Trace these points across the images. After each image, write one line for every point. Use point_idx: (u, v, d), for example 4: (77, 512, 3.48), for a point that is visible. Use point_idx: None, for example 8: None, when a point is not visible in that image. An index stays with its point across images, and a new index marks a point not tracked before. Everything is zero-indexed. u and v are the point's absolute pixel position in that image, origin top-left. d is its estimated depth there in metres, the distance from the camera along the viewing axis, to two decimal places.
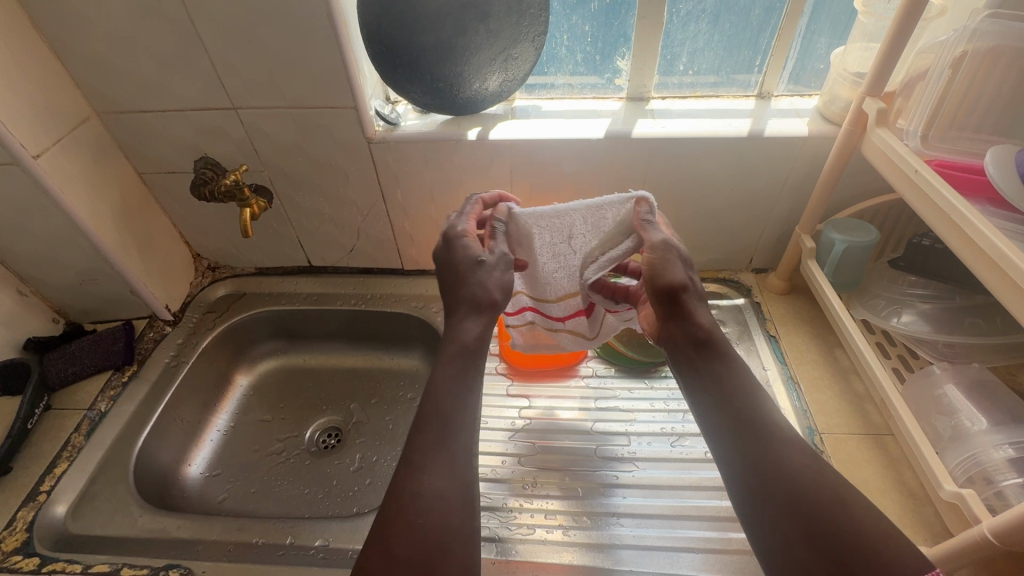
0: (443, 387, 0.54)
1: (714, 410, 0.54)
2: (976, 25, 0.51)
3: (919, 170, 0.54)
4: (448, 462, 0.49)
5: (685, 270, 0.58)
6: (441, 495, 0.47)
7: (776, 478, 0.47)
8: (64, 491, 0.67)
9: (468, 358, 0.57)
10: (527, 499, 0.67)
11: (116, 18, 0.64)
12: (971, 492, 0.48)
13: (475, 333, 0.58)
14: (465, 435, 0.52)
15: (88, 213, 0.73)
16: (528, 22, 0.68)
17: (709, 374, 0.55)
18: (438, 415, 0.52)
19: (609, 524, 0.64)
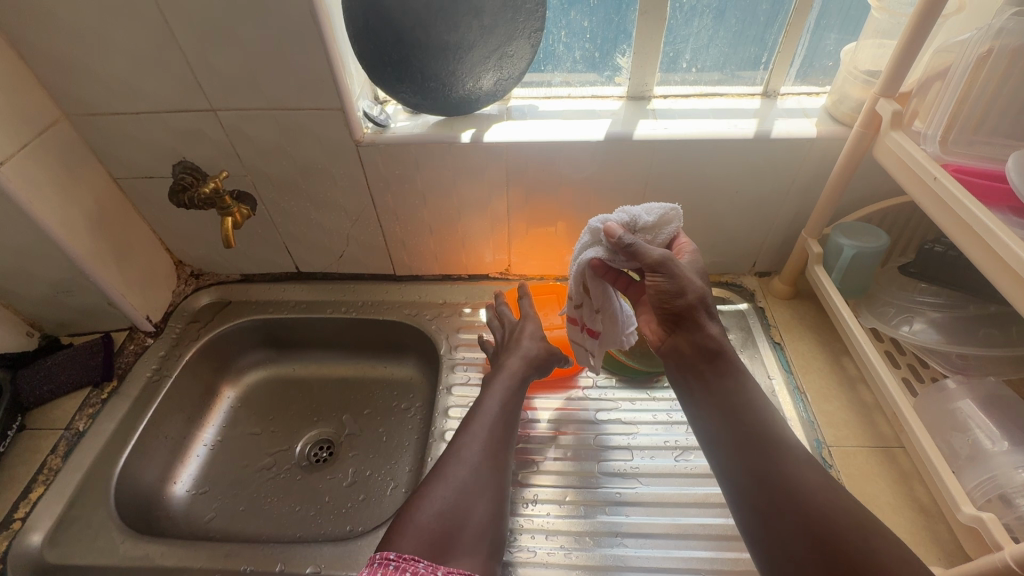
0: (494, 388, 0.67)
1: (721, 424, 0.55)
2: (1003, 23, 0.48)
3: (938, 177, 0.51)
4: (490, 441, 0.62)
5: (693, 285, 0.56)
6: (483, 464, 0.60)
7: (777, 490, 0.50)
8: (40, 518, 0.64)
9: (518, 382, 0.69)
10: (527, 518, 0.64)
11: (82, 15, 0.60)
12: (991, 516, 0.46)
13: (519, 368, 0.69)
14: (508, 427, 0.65)
15: (60, 223, 0.69)
16: (524, 18, 0.65)
17: (719, 398, 0.56)
18: (487, 408, 0.65)
19: (612, 545, 0.61)
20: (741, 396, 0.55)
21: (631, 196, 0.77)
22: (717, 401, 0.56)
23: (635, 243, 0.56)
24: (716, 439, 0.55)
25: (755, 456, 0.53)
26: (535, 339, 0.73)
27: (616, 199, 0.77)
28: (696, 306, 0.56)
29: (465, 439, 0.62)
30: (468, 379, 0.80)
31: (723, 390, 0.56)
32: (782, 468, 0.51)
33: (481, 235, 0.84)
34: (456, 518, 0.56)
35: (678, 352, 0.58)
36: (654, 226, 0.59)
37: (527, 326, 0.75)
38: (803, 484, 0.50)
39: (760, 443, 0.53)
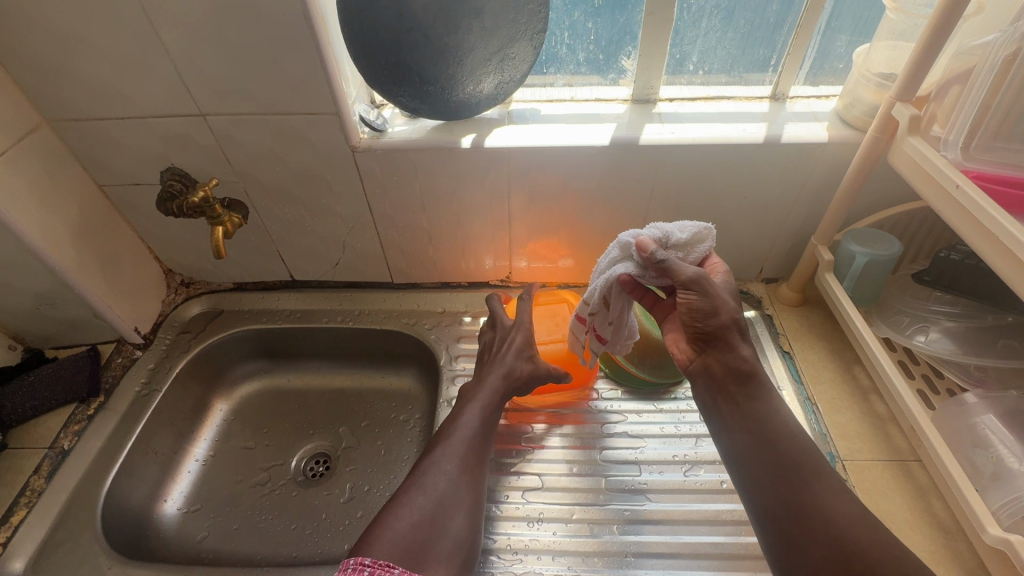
0: (472, 399, 0.65)
1: (752, 448, 0.55)
2: None
3: (960, 185, 0.49)
4: (467, 455, 0.60)
5: (727, 304, 0.56)
6: (457, 478, 0.58)
7: (806, 519, 0.50)
8: (23, 543, 0.61)
9: (497, 396, 0.65)
10: (533, 538, 0.62)
11: (61, 15, 0.57)
12: (1019, 538, 0.44)
13: (500, 383, 0.66)
14: (486, 441, 0.63)
15: (41, 233, 0.66)
16: (526, 19, 0.62)
17: (750, 420, 0.56)
18: (465, 420, 0.63)
19: (621, 565, 0.59)
20: (773, 422, 0.55)
21: (636, 202, 0.74)
22: (747, 425, 0.56)
23: (669, 260, 0.55)
24: (745, 462, 0.55)
25: (786, 483, 0.53)
26: (520, 358, 0.69)
27: (621, 204, 0.75)
28: (730, 327, 0.56)
29: (440, 453, 0.60)
30: None
31: (753, 415, 0.56)
32: (813, 497, 0.51)
33: (482, 242, 0.81)
34: (427, 533, 0.54)
35: (708, 372, 0.57)
36: (687, 244, 0.57)
37: (516, 341, 0.70)
38: (835, 514, 0.50)
39: (791, 470, 0.53)
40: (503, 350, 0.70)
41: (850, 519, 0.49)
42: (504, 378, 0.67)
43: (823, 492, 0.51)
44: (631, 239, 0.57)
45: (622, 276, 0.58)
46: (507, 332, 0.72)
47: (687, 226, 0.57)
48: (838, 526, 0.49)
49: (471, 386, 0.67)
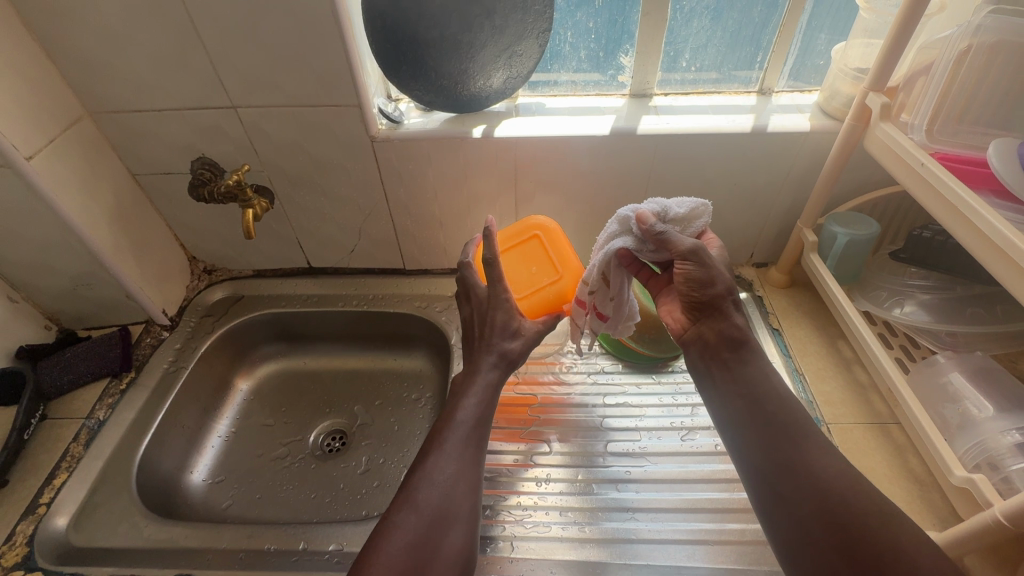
0: (465, 396, 0.62)
1: (745, 411, 0.58)
2: (980, 21, 0.52)
3: (926, 163, 0.55)
4: (465, 458, 0.58)
5: (721, 276, 0.61)
6: (456, 483, 0.56)
7: (794, 474, 0.53)
8: (65, 503, 0.65)
9: (490, 389, 0.63)
10: (542, 495, 0.66)
11: (109, 13, 0.62)
12: (981, 476, 0.50)
13: (493, 378, 0.63)
14: (482, 439, 0.61)
15: (82, 216, 0.71)
16: (533, 18, 0.68)
17: (740, 386, 0.60)
18: (460, 419, 0.60)
19: (624, 519, 0.64)
20: (763, 386, 0.59)
21: (633, 189, 0.80)
22: (739, 387, 0.60)
23: (668, 232, 0.59)
24: (738, 425, 0.59)
25: (778, 442, 0.56)
26: (506, 337, 0.65)
27: (620, 192, 0.80)
28: (724, 296, 0.61)
29: (436, 458, 0.57)
30: None
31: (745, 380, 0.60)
32: (802, 455, 0.54)
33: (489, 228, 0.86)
34: (426, 548, 0.51)
35: (702, 341, 0.62)
36: (684, 220, 0.62)
37: (498, 319, 0.65)
38: (823, 471, 0.53)
39: (782, 431, 0.56)
40: (489, 327, 0.65)
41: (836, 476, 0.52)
42: (495, 367, 0.64)
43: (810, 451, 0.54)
44: (632, 213, 0.61)
45: (621, 249, 0.61)
46: (485, 307, 0.66)
47: (684, 201, 0.62)
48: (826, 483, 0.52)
49: (463, 382, 0.64)
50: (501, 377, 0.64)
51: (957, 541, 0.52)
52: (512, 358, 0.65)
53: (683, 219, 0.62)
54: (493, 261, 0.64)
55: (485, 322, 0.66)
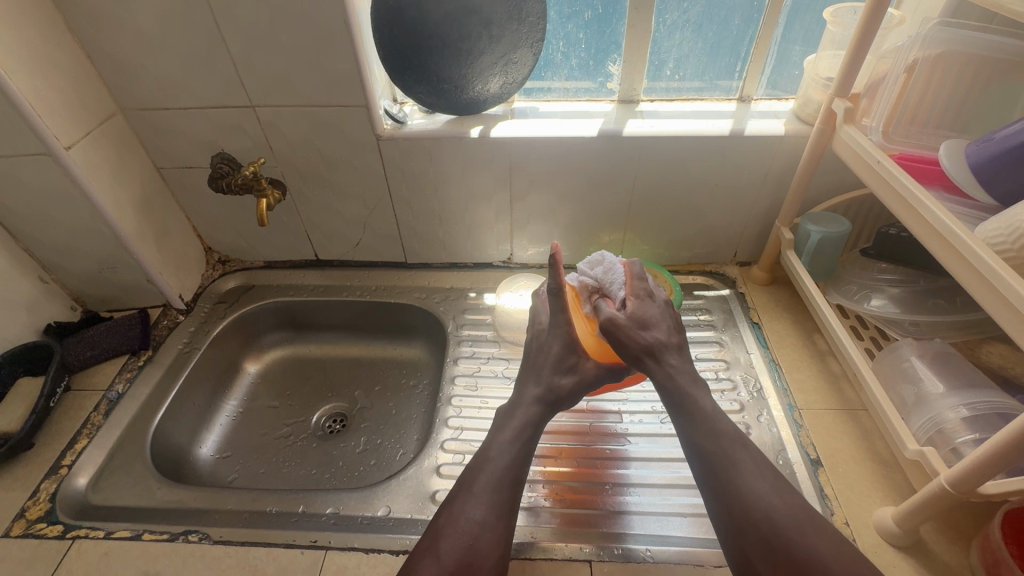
0: (502, 432, 0.64)
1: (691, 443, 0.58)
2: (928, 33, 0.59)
3: (881, 161, 0.60)
4: (499, 500, 0.58)
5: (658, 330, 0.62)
6: (487, 528, 0.55)
7: (735, 514, 0.53)
8: (86, 465, 0.70)
9: (531, 426, 0.64)
10: (550, 473, 0.71)
11: (145, 19, 0.69)
12: (931, 449, 0.53)
13: (537, 412, 0.65)
14: (518, 480, 0.60)
15: (112, 203, 0.77)
16: (527, 29, 0.74)
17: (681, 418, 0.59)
18: (494, 457, 0.61)
19: (613, 494, 0.68)
20: (710, 417, 0.58)
21: (621, 188, 0.85)
22: (687, 416, 0.59)
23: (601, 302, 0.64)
24: (690, 461, 0.58)
25: (717, 479, 0.55)
26: (557, 373, 0.66)
27: (609, 190, 0.86)
28: (648, 352, 0.60)
29: (468, 499, 0.57)
30: (475, 353, 0.87)
31: (697, 409, 0.59)
32: (744, 490, 0.53)
33: (487, 224, 0.92)
34: None
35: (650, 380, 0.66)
36: (607, 270, 0.67)
37: (553, 352, 0.67)
38: (765, 507, 0.52)
39: (719, 464, 0.55)
40: (543, 359, 0.68)
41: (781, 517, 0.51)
42: (539, 401, 0.66)
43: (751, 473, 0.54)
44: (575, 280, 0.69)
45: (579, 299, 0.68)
46: (544, 339, 0.69)
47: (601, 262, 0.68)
48: (784, 529, 0.50)
49: (506, 415, 0.66)
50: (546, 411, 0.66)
51: (910, 512, 0.56)
52: (561, 394, 0.66)
53: (611, 275, 0.66)
54: (559, 291, 0.65)
55: (541, 351, 0.69)
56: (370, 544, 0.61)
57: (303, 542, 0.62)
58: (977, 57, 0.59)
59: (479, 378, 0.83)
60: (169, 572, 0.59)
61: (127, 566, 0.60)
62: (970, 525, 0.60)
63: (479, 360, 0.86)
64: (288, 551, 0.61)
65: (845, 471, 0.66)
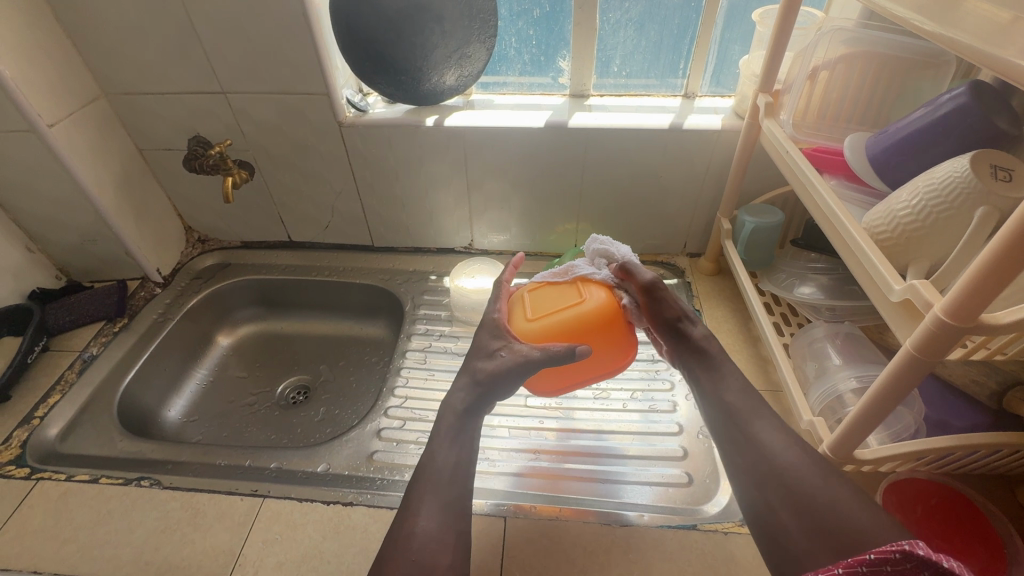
0: (438, 442, 0.64)
1: (712, 406, 0.62)
2: (831, 36, 0.65)
3: (789, 151, 0.64)
4: (442, 509, 0.58)
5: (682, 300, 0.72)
6: (433, 538, 0.55)
7: (757, 472, 0.56)
8: (57, 417, 0.76)
9: (458, 424, 0.65)
10: (533, 456, 0.73)
11: (123, 9, 0.75)
12: (819, 419, 0.58)
13: (461, 403, 0.66)
14: (458, 484, 0.61)
15: (93, 179, 0.83)
16: (479, 26, 0.80)
17: (703, 371, 0.65)
18: (435, 468, 0.61)
19: (598, 476, 0.70)
20: (732, 383, 0.63)
21: (571, 179, 0.90)
22: (707, 373, 0.65)
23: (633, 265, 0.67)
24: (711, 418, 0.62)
25: (738, 433, 0.59)
26: (483, 356, 0.66)
27: (561, 180, 0.90)
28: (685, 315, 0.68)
29: (408, 517, 0.57)
30: (428, 330, 0.91)
31: (719, 376, 0.64)
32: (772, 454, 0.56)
33: (447, 210, 0.97)
34: None
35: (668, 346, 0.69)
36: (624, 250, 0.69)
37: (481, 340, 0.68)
38: (784, 467, 0.54)
39: (739, 415, 0.60)
40: (483, 344, 0.68)
41: (799, 482, 0.53)
42: (468, 395, 0.66)
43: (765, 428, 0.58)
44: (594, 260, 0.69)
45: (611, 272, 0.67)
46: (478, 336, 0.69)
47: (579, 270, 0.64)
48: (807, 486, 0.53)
49: (438, 425, 0.66)
50: (474, 399, 0.66)
51: None
52: (481, 380, 0.65)
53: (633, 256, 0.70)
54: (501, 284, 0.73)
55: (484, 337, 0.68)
56: (305, 494, 0.66)
57: (245, 490, 0.67)
58: (878, 56, 0.65)
59: (429, 354, 0.88)
60: (120, 512, 0.65)
61: (83, 505, 0.65)
62: None
63: (431, 337, 0.90)
64: (230, 497, 0.66)
65: None
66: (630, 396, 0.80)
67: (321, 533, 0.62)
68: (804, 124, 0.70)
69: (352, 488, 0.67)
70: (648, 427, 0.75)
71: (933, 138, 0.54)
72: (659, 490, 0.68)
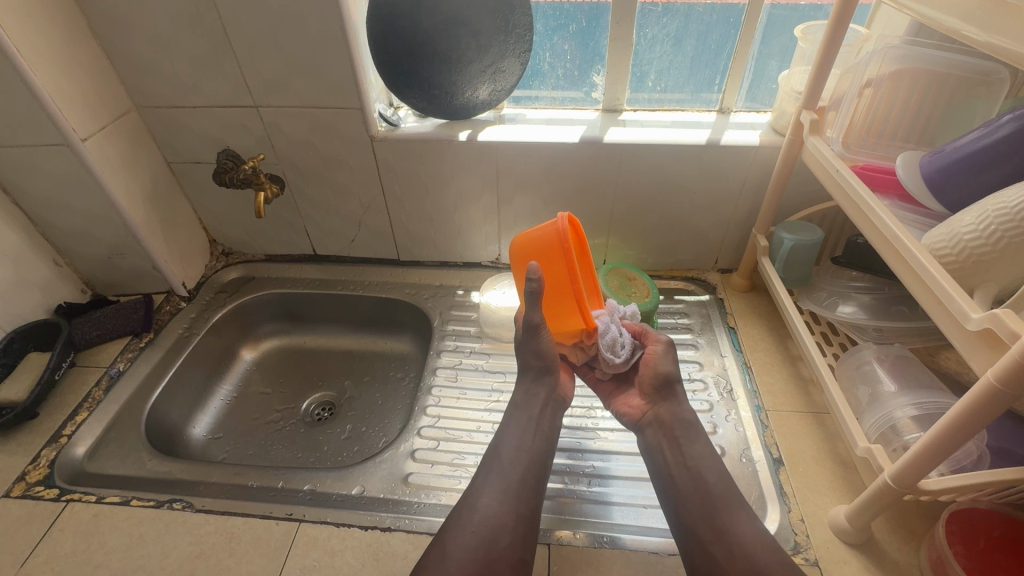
0: (512, 428, 0.68)
1: (679, 490, 0.63)
2: (883, 53, 0.64)
3: (840, 170, 0.62)
4: (503, 490, 0.62)
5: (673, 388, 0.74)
6: (494, 518, 0.59)
7: (727, 570, 0.56)
8: (85, 435, 0.75)
9: (521, 412, 0.69)
10: (574, 480, 0.70)
11: (158, 23, 0.75)
12: (879, 446, 0.55)
13: (522, 395, 0.71)
14: (531, 467, 0.64)
15: (123, 193, 0.83)
16: (515, 40, 0.79)
17: (673, 452, 0.66)
18: (503, 452, 0.65)
19: (641, 502, 0.68)
20: (707, 464, 0.64)
21: (603, 195, 0.89)
22: (674, 456, 0.66)
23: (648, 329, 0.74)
24: (670, 502, 0.63)
25: (710, 524, 0.60)
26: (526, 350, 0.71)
27: (593, 194, 0.89)
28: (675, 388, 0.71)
29: (472, 494, 0.62)
30: (458, 347, 0.90)
31: (690, 457, 0.65)
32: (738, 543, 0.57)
33: (476, 224, 0.96)
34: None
35: (656, 420, 0.69)
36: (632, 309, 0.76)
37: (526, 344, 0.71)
38: (759, 563, 0.55)
39: (711, 504, 0.61)
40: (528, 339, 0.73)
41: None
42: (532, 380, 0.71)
43: (735, 519, 0.59)
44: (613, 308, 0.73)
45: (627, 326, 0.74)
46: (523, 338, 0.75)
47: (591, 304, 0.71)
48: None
49: (509, 411, 0.70)
50: (535, 387, 0.71)
51: (861, 509, 0.57)
52: (540, 366, 0.70)
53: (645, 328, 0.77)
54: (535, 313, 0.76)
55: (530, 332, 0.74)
56: (341, 518, 0.64)
57: (280, 514, 0.65)
58: (930, 74, 0.64)
59: (460, 371, 0.86)
60: (153, 536, 0.63)
61: (114, 528, 0.64)
62: (920, 528, 0.61)
63: (460, 354, 0.89)
64: (264, 521, 0.64)
65: (806, 470, 0.68)
66: None
67: (359, 561, 0.61)
68: (849, 141, 0.69)
69: (388, 512, 0.66)
70: None
71: (995, 159, 0.53)
72: None
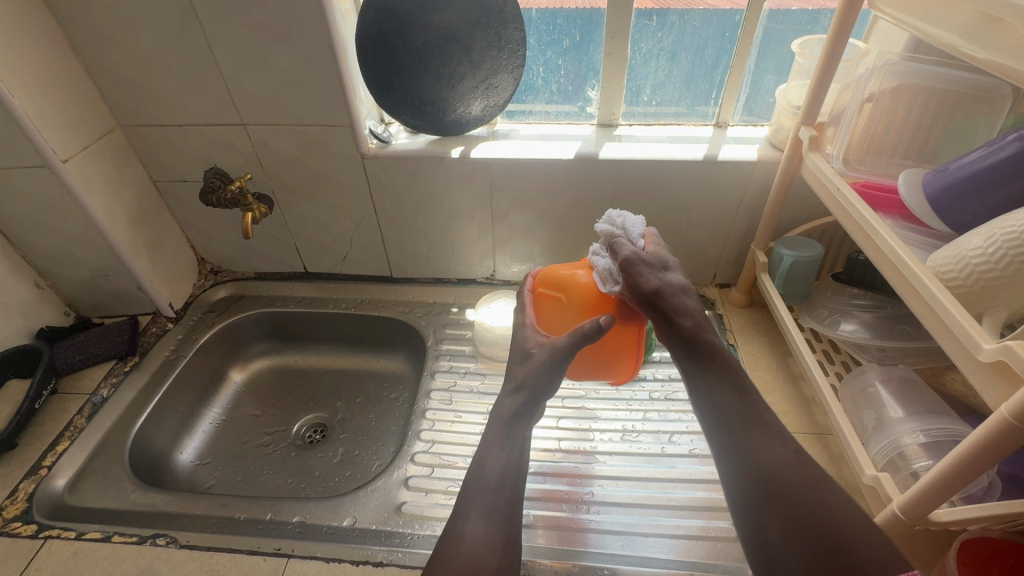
0: (492, 450, 0.65)
1: (747, 482, 0.56)
2: (884, 70, 0.63)
3: (841, 189, 0.61)
4: (489, 517, 0.59)
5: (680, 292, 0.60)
6: (482, 545, 0.57)
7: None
8: (65, 466, 0.72)
9: (507, 430, 0.66)
10: (573, 507, 0.68)
11: (143, 41, 0.73)
12: (886, 475, 0.54)
13: (511, 409, 0.67)
14: (510, 489, 0.62)
15: (106, 214, 0.80)
16: (507, 55, 0.77)
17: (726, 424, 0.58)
18: (488, 474, 0.63)
19: (640, 530, 0.65)
20: (762, 444, 0.57)
21: (599, 210, 0.87)
22: (732, 428, 0.58)
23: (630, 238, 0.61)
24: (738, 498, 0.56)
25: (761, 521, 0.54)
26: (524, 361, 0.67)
27: (589, 210, 0.87)
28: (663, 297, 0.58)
29: (457, 521, 0.59)
30: (453, 367, 0.88)
31: (747, 436, 0.57)
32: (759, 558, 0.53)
33: (469, 241, 0.94)
34: None
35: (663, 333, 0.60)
36: (634, 223, 0.61)
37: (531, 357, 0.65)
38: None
39: (768, 496, 0.54)
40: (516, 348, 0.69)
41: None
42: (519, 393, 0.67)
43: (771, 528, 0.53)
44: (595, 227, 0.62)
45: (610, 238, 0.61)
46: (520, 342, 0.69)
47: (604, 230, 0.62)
48: None
49: (488, 431, 0.67)
50: (525, 404, 0.67)
51: None
52: (533, 386, 0.66)
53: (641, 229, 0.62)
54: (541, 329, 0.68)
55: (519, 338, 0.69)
56: (331, 553, 0.62)
57: (267, 549, 0.63)
58: (931, 90, 0.62)
59: (454, 393, 0.84)
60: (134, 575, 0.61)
61: (94, 567, 0.62)
62: (929, 557, 0.60)
63: (453, 374, 0.87)
64: (251, 557, 0.62)
65: None
66: (666, 439, 0.76)
67: None
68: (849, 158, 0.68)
69: (382, 545, 0.63)
70: (689, 473, 0.71)
71: (1001, 179, 0.52)
72: (709, 545, 0.64)
